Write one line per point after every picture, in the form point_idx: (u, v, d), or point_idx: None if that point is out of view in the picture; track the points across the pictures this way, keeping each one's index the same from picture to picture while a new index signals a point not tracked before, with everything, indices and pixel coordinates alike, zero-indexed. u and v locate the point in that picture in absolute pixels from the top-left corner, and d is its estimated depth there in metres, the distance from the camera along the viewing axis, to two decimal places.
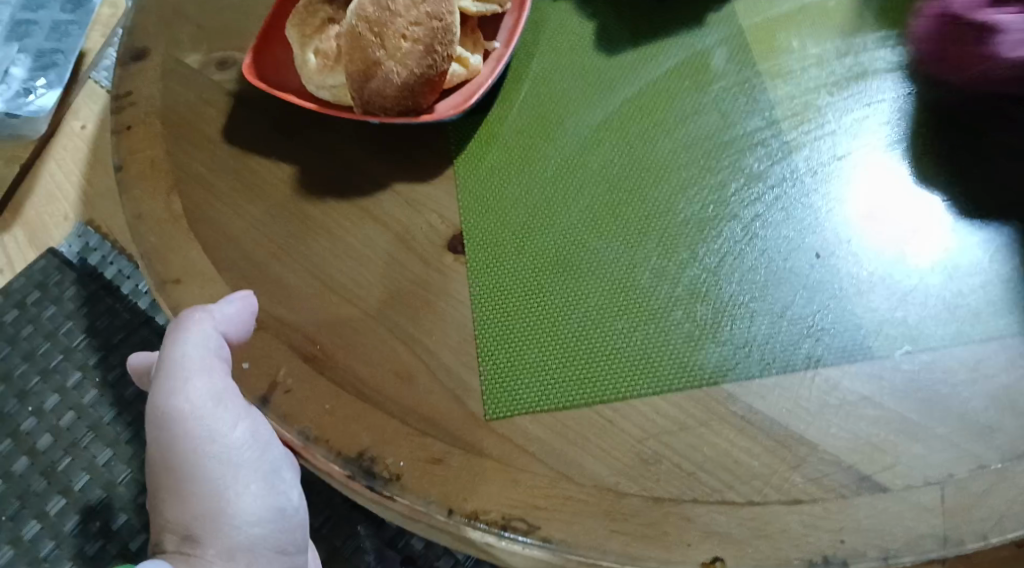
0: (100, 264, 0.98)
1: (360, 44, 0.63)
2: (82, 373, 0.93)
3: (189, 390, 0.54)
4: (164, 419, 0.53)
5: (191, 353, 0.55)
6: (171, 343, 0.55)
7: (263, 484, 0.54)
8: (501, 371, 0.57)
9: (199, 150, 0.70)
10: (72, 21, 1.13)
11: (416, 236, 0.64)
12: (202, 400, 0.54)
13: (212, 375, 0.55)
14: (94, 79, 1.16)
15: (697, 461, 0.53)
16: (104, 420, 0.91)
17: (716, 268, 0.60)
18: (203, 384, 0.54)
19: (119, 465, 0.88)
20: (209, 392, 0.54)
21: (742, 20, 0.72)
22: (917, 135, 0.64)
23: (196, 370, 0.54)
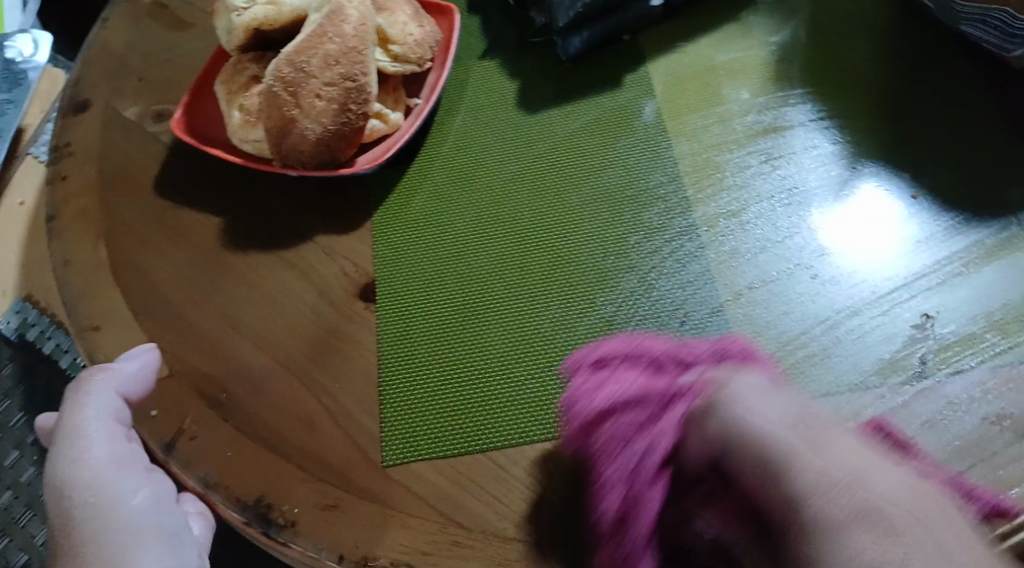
0: (38, 338, 0.92)
1: (275, 102, 0.66)
2: (19, 451, 0.94)
3: (89, 457, 0.55)
4: (65, 488, 0.54)
5: (92, 421, 0.56)
6: (70, 413, 0.57)
7: (165, 547, 0.54)
8: (402, 418, 0.60)
9: (131, 199, 0.73)
10: (8, 100, 0.90)
11: (330, 285, 0.66)
12: (103, 463, 0.55)
13: (114, 441, 0.56)
14: (33, 154, 0.96)
15: (583, 507, 0.55)
16: (42, 496, 0.91)
17: (612, 316, 0.62)
18: (103, 450, 0.56)
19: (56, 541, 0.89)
20: (111, 458, 0.56)
21: (655, 78, 0.75)
22: (811, 191, 0.66)
23: (97, 437, 0.56)
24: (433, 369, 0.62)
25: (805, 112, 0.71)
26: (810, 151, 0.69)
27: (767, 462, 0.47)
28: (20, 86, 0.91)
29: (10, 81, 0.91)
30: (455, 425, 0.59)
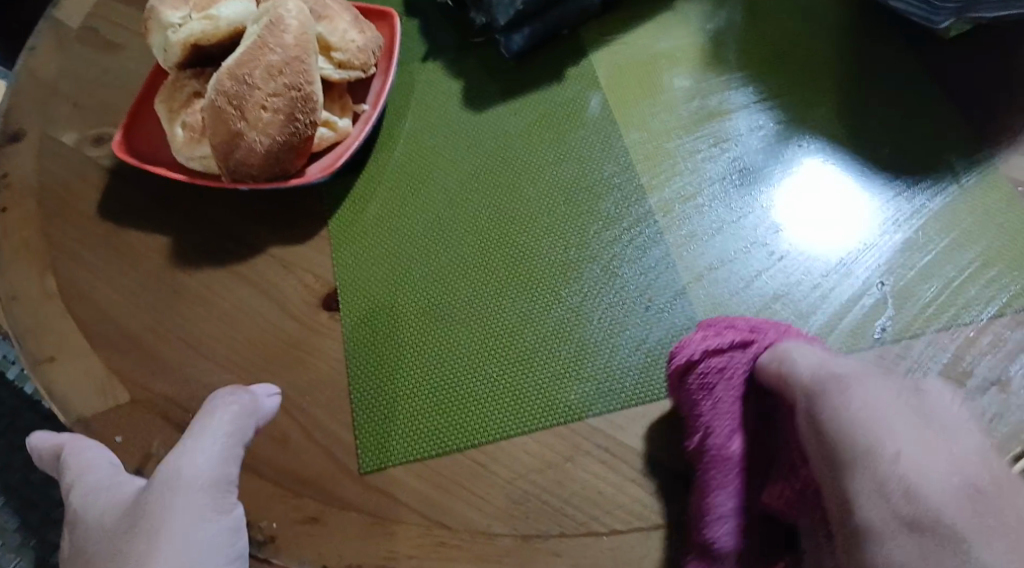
0: None
1: (220, 117, 0.65)
2: None
3: (200, 477, 0.54)
4: (174, 496, 0.53)
5: (229, 447, 0.55)
6: (223, 426, 0.56)
7: None
8: (376, 424, 0.59)
9: (75, 225, 0.71)
10: None
11: (290, 298, 0.65)
12: (209, 490, 0.54)
13: (229, 468, 0.55)
14: None
15: (565, 496, 0.55)
16: None
17: (579, 306, 0.62)
18: (220, 472, 0.55)
19: None
20: (220, 483, 0.55)
21: (599, 70, 0.76)
22: (758, 170, 0.68)
23: (226, 461, 0.55)
24: (404, 374, 0.62)
25: (746, 95, 0.72)
26: (754, 132, 0.70)
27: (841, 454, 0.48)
28: None
29: None
30: (431, 428, 0.59)
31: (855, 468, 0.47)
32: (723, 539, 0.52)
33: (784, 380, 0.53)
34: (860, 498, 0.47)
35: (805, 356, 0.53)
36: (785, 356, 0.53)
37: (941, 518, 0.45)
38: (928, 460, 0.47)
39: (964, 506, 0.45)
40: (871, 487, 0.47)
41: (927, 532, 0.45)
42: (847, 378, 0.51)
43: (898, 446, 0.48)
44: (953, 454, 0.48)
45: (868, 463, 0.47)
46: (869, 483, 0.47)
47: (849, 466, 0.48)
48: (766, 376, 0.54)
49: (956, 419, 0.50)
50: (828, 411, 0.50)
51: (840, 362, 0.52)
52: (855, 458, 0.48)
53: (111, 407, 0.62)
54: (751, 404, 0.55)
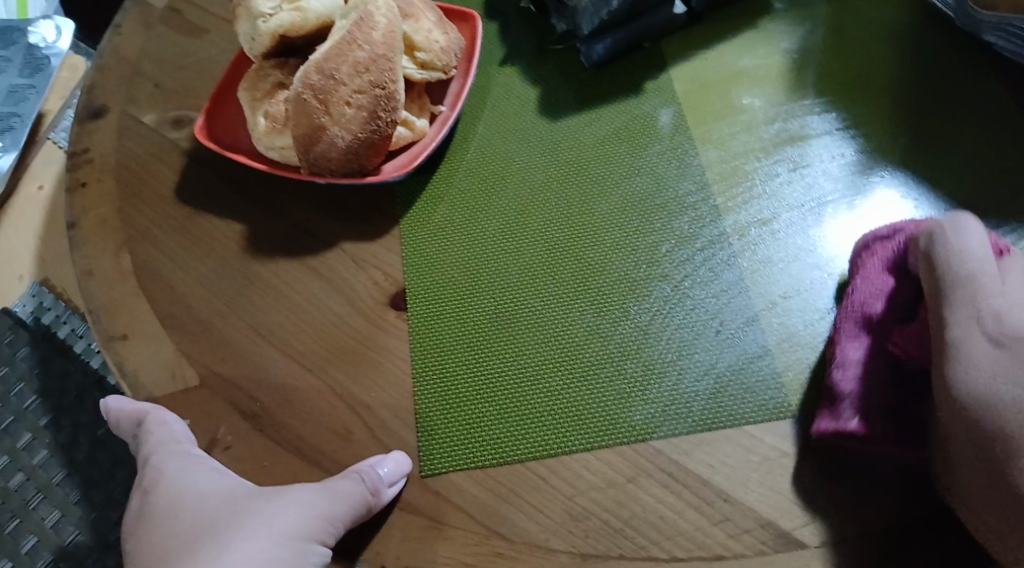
0: (54, 324, 0.96)
1: (305, 109, 0.65)
2: (32, 435, 0.92)
3: (297, 492, 0.56)
4: (272, 491, 0.57)
5: (339, 486, 0.56)
6: (360, 469, 0.56)
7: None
8: (438, 429, 0.60)
9: (152, 206, 0.72)
10: (29, 85, 0.92)
11: (359, 294, 0.66)
12: (289, 506, 0.56)
13: (315, 504, 0.55)
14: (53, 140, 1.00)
15: (624, 517, 0.55)
16: (54, 481, 0.91)
17: (647, 326, 0.62)
18: (307, 497, 0.56)
19: (68, 526, 0.90)
20: (299, 503, 0.56)
21: (678, 85, 0.75)
22: (839, 198, 0.67)
23: (323, 494, 0.56)
24: (468, 381, 0.62)
25: (829, 120, 0.71)
26: (835, 159, 0.69)
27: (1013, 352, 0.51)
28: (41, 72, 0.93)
29: (32, 66, 0.93)
30: (493, 436, 0.59)
31: (946, 300, 0.54)
32: (847, 421, 0.54)
33: (932, 261, 0.56)
34: (969, 341, 0.52)
35: (971, 235, 0.56)
36: (957, 230, 0.56)
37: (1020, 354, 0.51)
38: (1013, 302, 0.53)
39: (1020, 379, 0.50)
40: (971, 326, 0.52)
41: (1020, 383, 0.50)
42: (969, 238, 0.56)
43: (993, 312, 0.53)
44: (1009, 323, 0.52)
45: (968, 297, 0.53)
46: (968, 314, 0.53)
47: (943, 297, 0.54)
48: (920, 258, 0.57)
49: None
50: (950, 264, 0.55)
51: (983, 257, 0.55)
52: (950, 290, 0.54)
53: (180, 389, 0.63)
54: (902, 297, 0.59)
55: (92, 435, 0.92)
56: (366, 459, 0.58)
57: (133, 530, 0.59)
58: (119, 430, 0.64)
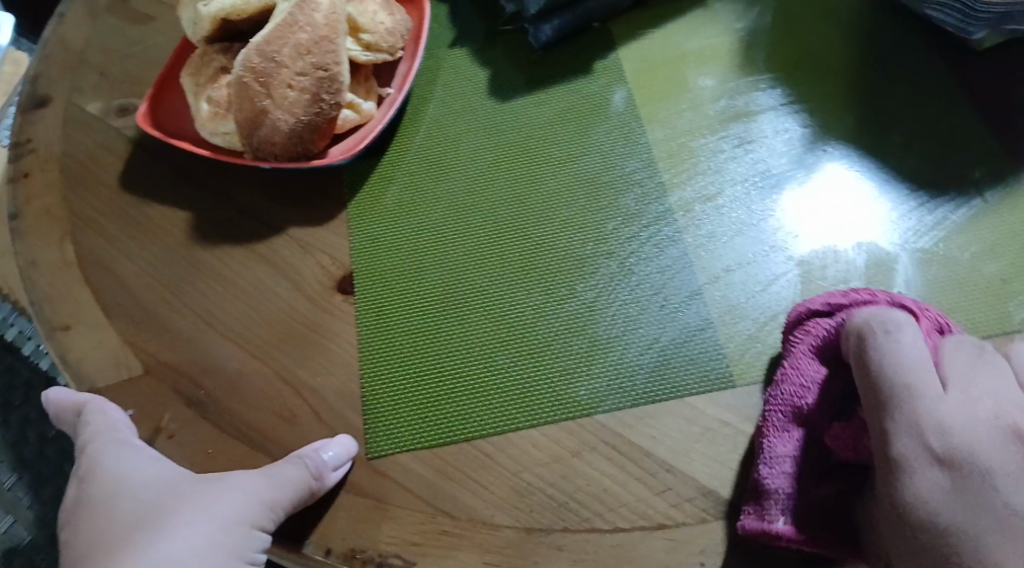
0: (1, 324, 0.95)
1: (247, 94, 0.65)
2: None
3: (241, 477, 0.56)
4: (216, 477, 0.57)
5: (285, 468, 0.55)
6: (307, 451, 0.56)
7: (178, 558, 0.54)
8: (385, 410, 0.60)
9: (97, 195, 0.71)
10: None
11: (306, 278, 0.66)
12: (232, 489, 0.55)
13: (259, 486, 0.55)
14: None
15: (569, 491, 0.55)
16: (4, 483, 0.90)
17: (593, 302, 0.62)
18: (251, 481, 0.56)
19: (20, 527, 0.89)
20: (243, 486, 0.55)
21: (627, 65, 0.76)
22: (783, 173, 0.67)
23: (268, 476, 0.55)
24: (416, 361, 0.62)
25: (774, 97, 0.72)
26: (780, 135, 0.70)
27: (965, 487, 0.47)
28: None
29: None
30: (440, 415, 0.59)
31: (890, 410, 0.50)
32: (771, 521, 0.51)
33: (864, 355, 0.52)
34: (916, 463, 0.48)
35: (908, 345, 0.51)
36: (891, 334, 0.52)
37: (977, 463, 0.48)
38: (953, 412, 0.49)
39: (968, 509, 0.47)
40: (915, 442, 0.48)
41: (969, 494, 0.47)
42: (909, 338, 0.52)
43: (939, 411, 0.49)
44: (958, 417, 0.49)
45: (907, 476, 0.48)
46: (913, 438, 0.49)
47: (885, 407, 0.50)
48: (851, 359, 0.53)
49: (993, 395, 0.50)
50: (902, 424, 0.49)
51: (928, 373, 0.50)
52: (894, 396, 0.50)
53: (125, 378, 0.63)
54: (838, 381, 0.55)
55: (41, 432, 0.92)
56: (311, 443, 0.58)
57: (72, 519, 0.59)
58: (61, 423, 0.64)
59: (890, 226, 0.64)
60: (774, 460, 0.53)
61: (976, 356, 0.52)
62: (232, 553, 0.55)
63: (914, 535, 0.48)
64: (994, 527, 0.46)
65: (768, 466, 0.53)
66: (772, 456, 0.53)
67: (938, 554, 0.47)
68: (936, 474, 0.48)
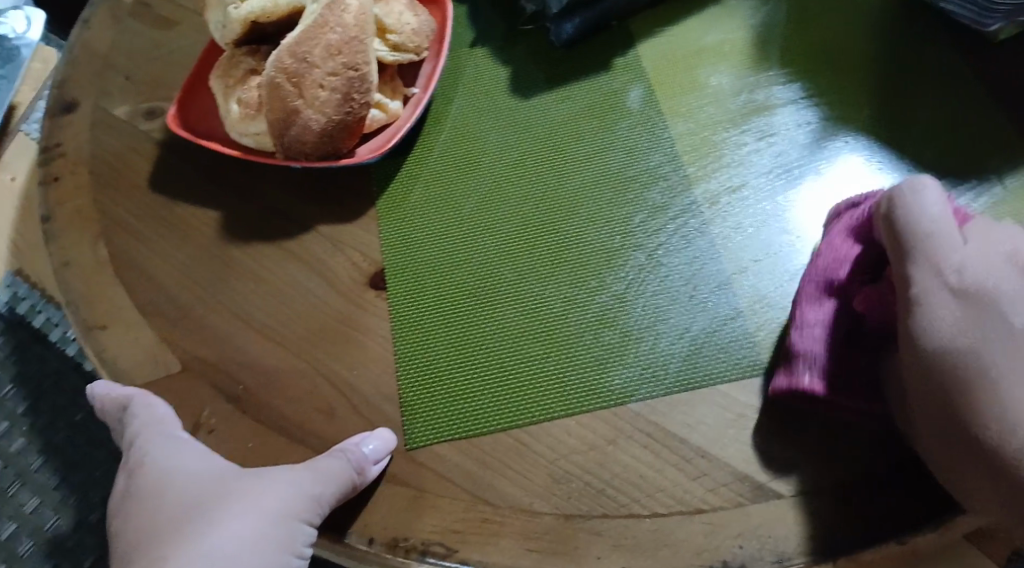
0: (29, 312, 0.96)
1: (279, 95, 0.66)
2: (9, 422, 0.93)
3: (285, 472, 0.57)
4: (259, 471, 0.58)
5: (327, 463, 0.56)
6: (347, 445, 0.57)
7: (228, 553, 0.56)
8: (421, 402, 0.61)
9: (128, 196, 0.72)
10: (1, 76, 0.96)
11: (338, 275, 0.67)
12: (275, 484, 0.57)
13: (302, 482, 0.56)
14: (25, 132, 1.03)
15: (606, 478, 0.56)
16: (32, 467, 0.91)
17: (623, 294, 0.63)
18: (294, 476, 0.57)
19: (47, 511, 0.90)
20: (286, 481, 0.56)
21: (647, 62, 0.77)
22: (805, 165, 0.69)
23: (310, 471, 0.56)
24: (449, 354, 0.63)
25: (793, 90, 0.73)
26: (800, 127, 0.71)
27: (977, 320, 0.51)
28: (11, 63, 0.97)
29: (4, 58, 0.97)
30: (475, 406, 0.60)
31: (913, 257, 0.54)
32: (803, 379, 0.56)
33: (892, 218, 0.56)
34: (928, 294, 0.53)
35: (931, 202, 0.55)
36: (916, 192, 0.56)
37: (988, 294, 0.52)
38: (973, 258, 0.53)
39: (990, 344, 0.51)
40: (931, 271, 0.53)
41: (982, 330, 0.51)
42: (931, 198, 0.55)
43: (957, 261, 0.53)
44: (970, 256, 0.53)
45: (928, 299, 0.53)
46: (939, 307, 0.52)
47: (908, 258, 0.54)
48: (880, 222, 0.57)
49: (1004, 246, 0.54)
50: (919, 275, 0.53)
51: (944, 224, 0.54)
52: (914, 246, 0.54)
53: (163, 375, 0.64)
54: (865, 253, 0.59)
55: (69, 420, 0.93)
56: (351, 437, 0.59)
57: (120, 513, 0.60)
58: (104, 414, 0.65)
59: None
60: (809, 317, 0.58)
61: (990, 225, 0.56)
62: (279, 547, 0.56)
63: (942, 389, 0.51)
64: (1012, 365, 0.50)
65: (802, 317, 0.58)
66: (808, 320, 0.58)
67: (962, 395, 0.50)
68: (954, 315, 0.52)
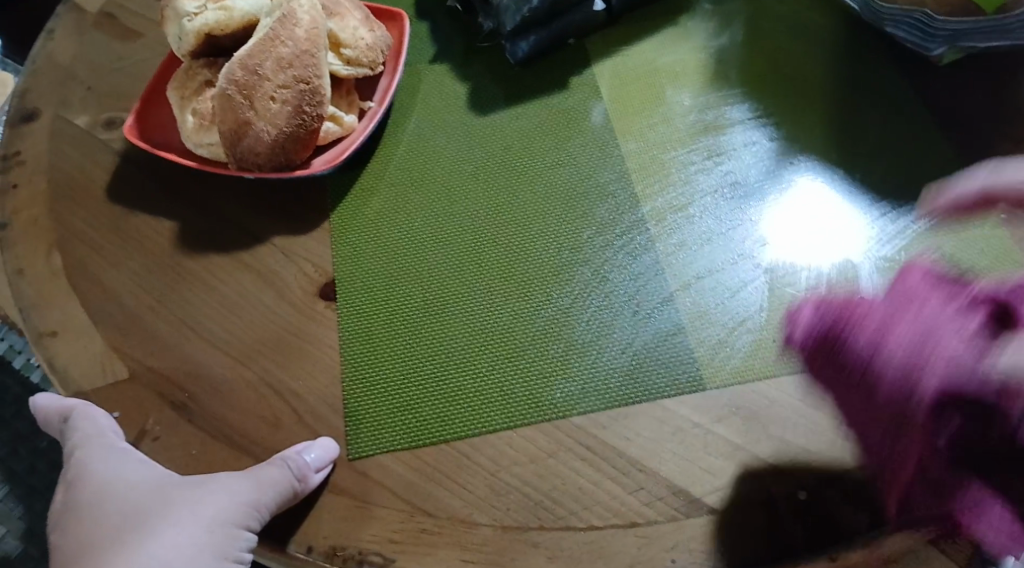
0: None
1: (230, 106, 0.66)
2: None
3: (225, 480, 0.57)
4: (201, 479, 0.58)
5: (266, 471, 0.57)
6: (289, 454, 0.58)
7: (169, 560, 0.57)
8: (365, 412, 0.61)
9: (84, 206, 0.73)
10: None
11: (289, 286, 0.67)
12: (216, 493, 0.57)
13: (242, 491, 0.57)
14: None
15: (545, 490, 0.57)
16: None
17: (568, 308, 0.64)
18: (235, 484, 0.57)
19: (11, 540, 0.88)
20: (226, 490, 0.57)
21: (602, 80, 0.78)
22: (752, 184, 0.70)
23: (251, 479, 0.57)
24: (395, 365, 0.63)
25: (743, 111, 0.74)
26: (749, 147, 0.72)
27: None
28: None
29: None
30: (418, 417, 0.61)
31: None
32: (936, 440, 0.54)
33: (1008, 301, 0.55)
34: None
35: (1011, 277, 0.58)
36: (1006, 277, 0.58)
37: None
38: None
39: None
40: None
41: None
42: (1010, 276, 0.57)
43: None
44: None
45: None
46: None
47: None
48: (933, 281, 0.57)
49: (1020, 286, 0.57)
50: None
51: None
52: None
53: (111, 383, 0.64)
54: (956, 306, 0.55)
55: (31, 445, 0.92)
56: (294, 445, 0.59)
57: (65, 521, 0.61)
58: (49, 426, 0.65)
59: (855, 230, 0.67)
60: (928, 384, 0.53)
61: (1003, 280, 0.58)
62: (221, 554, 0.57)
63: None
64: None
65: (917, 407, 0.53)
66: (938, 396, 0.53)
67: None
68: None
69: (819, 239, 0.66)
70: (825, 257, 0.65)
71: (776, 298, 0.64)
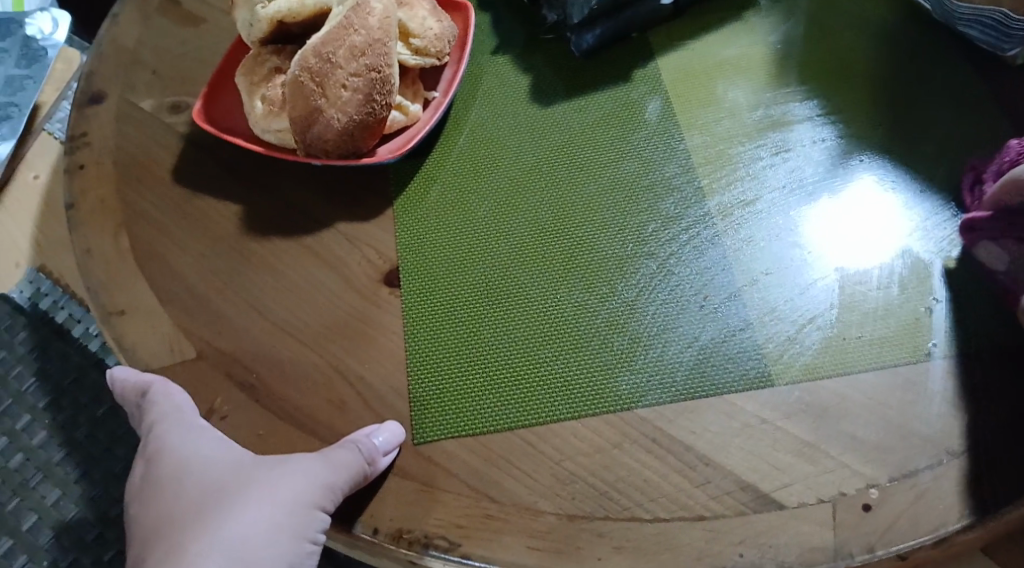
0: (51, 308, 0.94)
1: (302, 92, 0.67)
2: (30, 416, 0.90)
3: (299, 461, 0.58)
4: (274, 459, 0.59)
5: (339, 453, 0.57)
6: (360, 435, 0.58)
7: (249, 539, 0.58)
8: (429, 399, 0.62)
9: (151, 187, 0.73)
10: (27, 76, 0.98)
11: (353, 271, 0.68)
12: (291, 473, 0.58)
13: (316, 472, 0.57)
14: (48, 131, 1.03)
15: (611, 480, 0.57)
16: (53, 461, 0.89)
17: (633, 301, 0.64)
18: (309, 465, 0.58)
19: (69, 504, 0.87)
20: (301, 471, 0.58)
21: (665, 74, 0.78)
22: (819, 181, 0.69)
23: (323, 460, 0.58)
24: (459, 353, 0.64)
25: (809, 107, 0.74)
26: (816, 143, 0.72)
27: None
28: (38, 62, 1.00)
29: (31, 57, 0.99)
30: (483, 405, 0.61)
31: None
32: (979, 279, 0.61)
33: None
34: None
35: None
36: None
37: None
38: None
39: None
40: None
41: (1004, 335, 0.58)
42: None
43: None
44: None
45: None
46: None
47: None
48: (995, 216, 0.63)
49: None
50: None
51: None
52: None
53: (178, 362, 0.65)
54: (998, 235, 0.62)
55: (90, 414, 0.91)
56: (363, 428, 0.60)
57: (143, 497, 0.62)
58: (124, 401, 0.66)
59: (924, 229, 0.66)
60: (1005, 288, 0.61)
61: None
62: (297, 534, 0.58)
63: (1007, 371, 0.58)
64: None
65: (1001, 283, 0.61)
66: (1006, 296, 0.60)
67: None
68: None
69: (887, 238, 0.66)
70: (893, 256, 0.65)
71: (844, 295, 0.63)
